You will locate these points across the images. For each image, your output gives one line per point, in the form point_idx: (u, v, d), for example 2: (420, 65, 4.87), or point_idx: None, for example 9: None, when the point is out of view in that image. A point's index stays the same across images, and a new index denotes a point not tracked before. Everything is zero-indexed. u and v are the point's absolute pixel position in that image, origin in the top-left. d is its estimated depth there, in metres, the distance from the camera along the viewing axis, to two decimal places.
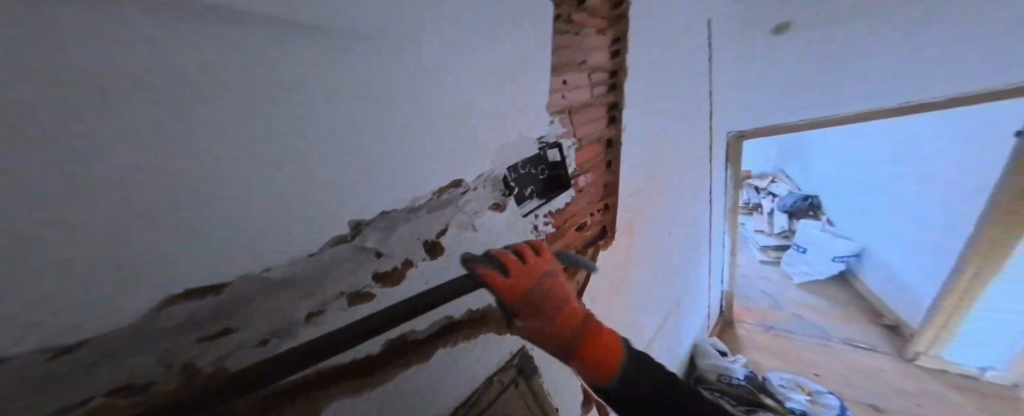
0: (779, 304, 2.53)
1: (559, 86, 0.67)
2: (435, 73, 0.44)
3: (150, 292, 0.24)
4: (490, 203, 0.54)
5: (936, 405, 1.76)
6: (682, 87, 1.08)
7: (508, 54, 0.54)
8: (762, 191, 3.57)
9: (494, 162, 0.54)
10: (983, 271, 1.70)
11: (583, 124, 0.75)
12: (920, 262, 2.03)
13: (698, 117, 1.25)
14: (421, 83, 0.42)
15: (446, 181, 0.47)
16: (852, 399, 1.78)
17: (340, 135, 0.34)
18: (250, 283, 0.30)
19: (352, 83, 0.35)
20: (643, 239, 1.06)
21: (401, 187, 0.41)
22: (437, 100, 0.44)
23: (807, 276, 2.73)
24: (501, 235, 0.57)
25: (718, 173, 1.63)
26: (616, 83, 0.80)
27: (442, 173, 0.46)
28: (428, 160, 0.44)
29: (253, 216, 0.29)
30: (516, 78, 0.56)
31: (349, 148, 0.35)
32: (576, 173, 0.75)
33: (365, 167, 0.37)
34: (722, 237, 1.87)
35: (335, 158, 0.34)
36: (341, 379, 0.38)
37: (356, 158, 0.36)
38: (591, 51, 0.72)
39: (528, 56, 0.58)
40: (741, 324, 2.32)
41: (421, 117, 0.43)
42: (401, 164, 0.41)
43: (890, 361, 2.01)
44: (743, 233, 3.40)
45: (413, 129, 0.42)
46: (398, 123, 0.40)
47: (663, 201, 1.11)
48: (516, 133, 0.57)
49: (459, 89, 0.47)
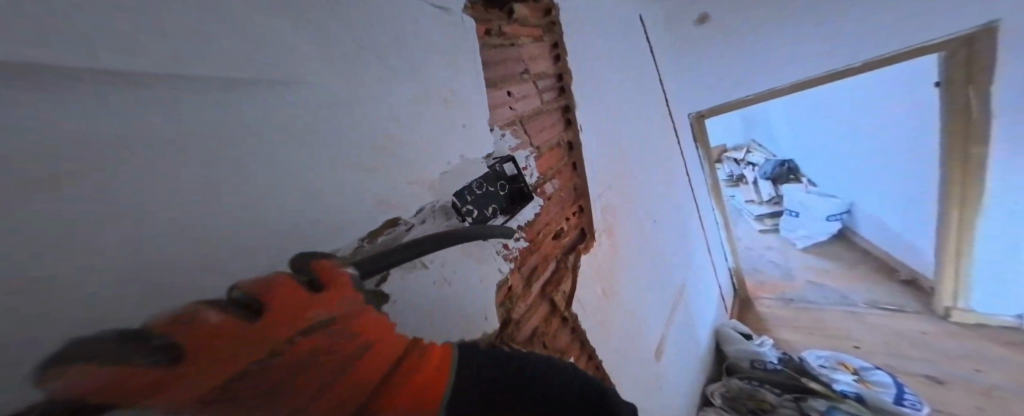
0: (791, 273, 2.43)
1: (505, 98, 0.67)
2: (379, 90, 0.44)
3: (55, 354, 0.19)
4: (442, 234, 0.51)
5: (993, 363, 1.60)
6: (628, 82, 1.09)
7: (448, 67, 0.55)
8: (742, 163, 3.52)
9: (439, 191, 0.52)
10: (965, 213, 1.69)
11: (537, 132, 0.74)
12: (908, 211, 2.05)
13: (653, 107, 1.25)
14: (367, 98, 0.43)
15: (381, 221, 0.43)
16: (900, 369, 1.65)
17: (262, 173, 0.31)
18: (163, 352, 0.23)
19: (297, 102, 0.35)
20: (627, 236, 1.02)
21: (338, 229, 0.38)
22: (384, 115, 0.45)
23: (808, 240, 2.68)
24: (462, 264, 0.54)
25: (692, 156, 1.63)
26: (565, 86, 0.79)
27: (382, 211, 0.43)
28: (368, 199, 0.42)
29: (184, 251, 0.26)
30: (463, 88, 0.57)
31: (273, 188, 0.32)
32: (541, 181, 0.75)
33: (294, 214, 0.34)
34: (711, 218, 1.84)
35: (255, 204, 0.31)
36: None
37: (283, 202, 0.33)
38: (530, 61, 0.72)
39: (472, 66, 0.59)
40: (760, 302, 2.23)
41: (369, 134, 0.42)
42: (339, 200, 0.38)
43: (919, 321, 1.89)
44: (735, 206, 3.38)
45: (344, 164, 0.39)
46: (327, 157, 0.37)
47: (637, 195, 1.08)
48: (458, 156, 0.55)
49: (406, 103, 0.48)
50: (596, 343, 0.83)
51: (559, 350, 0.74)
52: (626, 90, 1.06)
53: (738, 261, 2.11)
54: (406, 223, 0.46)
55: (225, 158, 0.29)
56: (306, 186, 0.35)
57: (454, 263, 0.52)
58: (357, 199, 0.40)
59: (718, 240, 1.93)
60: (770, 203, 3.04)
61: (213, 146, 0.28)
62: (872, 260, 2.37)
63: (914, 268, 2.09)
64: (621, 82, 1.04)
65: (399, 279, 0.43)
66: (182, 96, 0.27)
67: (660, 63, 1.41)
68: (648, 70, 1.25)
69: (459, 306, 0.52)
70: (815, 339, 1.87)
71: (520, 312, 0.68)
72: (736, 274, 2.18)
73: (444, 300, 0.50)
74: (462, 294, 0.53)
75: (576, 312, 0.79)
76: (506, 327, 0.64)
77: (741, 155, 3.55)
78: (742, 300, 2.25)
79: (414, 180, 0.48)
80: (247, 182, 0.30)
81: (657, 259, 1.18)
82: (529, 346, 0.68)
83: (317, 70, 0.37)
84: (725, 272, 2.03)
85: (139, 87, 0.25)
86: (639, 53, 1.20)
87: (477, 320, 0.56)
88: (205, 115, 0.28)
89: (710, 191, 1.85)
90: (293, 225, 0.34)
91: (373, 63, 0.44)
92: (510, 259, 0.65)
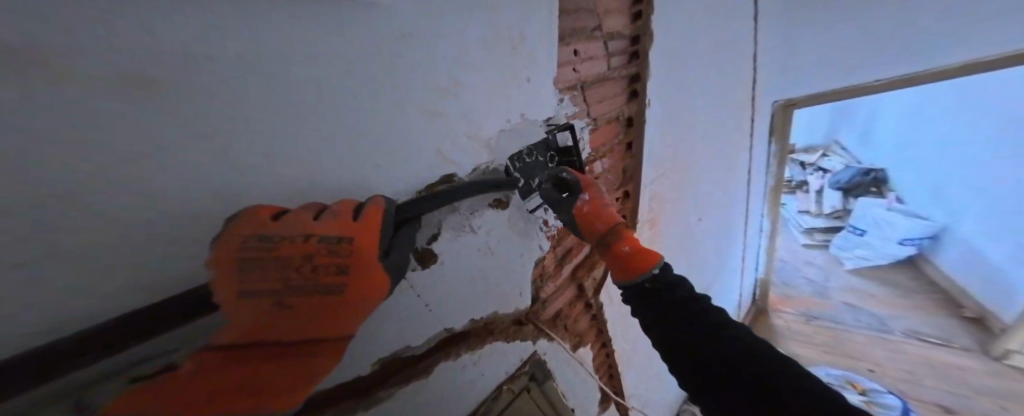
0: (826, 291, 2.31)
1: (570, 58, 0.60)
2: (414, 52, 0.42)
3: (77, 232, 0.24)
4: (486, 202, 0.54)
5: None
6: (717, 59, 0.93)
7: (497, 27, 0.49)
8: (809, 167, 3.18)
9: (490, 153, 0.54)
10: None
11: (597, 102, 0.67)
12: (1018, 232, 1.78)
13: (734, 93, 1.08)
14: (396, 60, 0.40)
15: (438, 176, 0.49)
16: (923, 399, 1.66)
17: (287, 105, 0.33)
18: (174, 247, 0.29)
19: (314, 61, 0.34)
20: (669, 227, 0.97)
21: (365, 172, 0.41)
22: (416, 83, 0.43)
23: (863, 262, 2.44)
24: (497, 234, 0.56)
25: (758, 154, 1.47)
26: (638, 51, 0.69)
27: (412, 165, 0.46)
28: (403, 150, 0.44)
29: (201, 161, 0.29)
30: (514, 53, 0.52)
31: (289, 127, 0.34)
32: (591, 159, 0.69)
33: (330, 152, 0.37)
34: (756, 224, 1.71)
35: (277, 132, 0.33)
36: (342, 389, 0.41)
37: (309, 139, 0.35)
38: (605, 15, 0.62)
39: (528, 27, 0.52)
40: (777, 313, 2.17)
41: (400, 104, 0.42)
42: (370, 144, 0.41)
43: (962, 358, 1.83)
44: (783, 215, 3.01)
45: (381, 110, 0.41)
46: (361, 101, 0.39)
47: (689, 189, 1.00)
48: (520, 113, 0.57)
49: (444, 69, 0.45)
50: (614, 334, 0.82)
51: (577, 334, 0.74)
52: (714, 63, 0.92)
53: (768, 274, 2.01)
54: (458, 181, 0.51)
55: (223, 118, 0.29)
56: (311, 151, 0.36)
57: (490, 233, 0.55)
58: (395, 165, 0.44)
59: (755, 248, 1.83)
60: (827, 216, 2.75)
61: (209, 105, 0.28)
62: (930, 289, 2.21)
63: (987, 307, 1.94)
64: (712, 53, 0.90)
65: (449, 240, 0.50)
66: (179, 44, 0.26)
67: (762, 37, 1.15)
68: (744, 49, 1.06)
69: (494, 278, 0.57)
70: (827, 357, 1.85)
71: (548, 292, 0.67)
72: (760, 287, 2.08)
73: (474, 266, 0.54)
74: (494, 264, 0.56)
75: (602, 300, 0.77)
76: (532, 306, 0.64)
77: (808, 157, 3.21)
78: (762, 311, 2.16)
79: (439, 152, 0.48)
80: (249, 144, 0.31)
81: (694, 254, 1.14)
82: (551, 327, 0.68)
83: (338, 23, 0.35)
84: (752, 281, 1.97)
85: (126, 33, 0.24)
86: (739, 26, 1.00)
87: (511, 295, 0.60)
88: (213, 71, 0.28)
89: (765, 195, 1.70)
90: (295, 183, 0.36)
91: (411, 19, 0.40)
92: (548, 237, 0.65)
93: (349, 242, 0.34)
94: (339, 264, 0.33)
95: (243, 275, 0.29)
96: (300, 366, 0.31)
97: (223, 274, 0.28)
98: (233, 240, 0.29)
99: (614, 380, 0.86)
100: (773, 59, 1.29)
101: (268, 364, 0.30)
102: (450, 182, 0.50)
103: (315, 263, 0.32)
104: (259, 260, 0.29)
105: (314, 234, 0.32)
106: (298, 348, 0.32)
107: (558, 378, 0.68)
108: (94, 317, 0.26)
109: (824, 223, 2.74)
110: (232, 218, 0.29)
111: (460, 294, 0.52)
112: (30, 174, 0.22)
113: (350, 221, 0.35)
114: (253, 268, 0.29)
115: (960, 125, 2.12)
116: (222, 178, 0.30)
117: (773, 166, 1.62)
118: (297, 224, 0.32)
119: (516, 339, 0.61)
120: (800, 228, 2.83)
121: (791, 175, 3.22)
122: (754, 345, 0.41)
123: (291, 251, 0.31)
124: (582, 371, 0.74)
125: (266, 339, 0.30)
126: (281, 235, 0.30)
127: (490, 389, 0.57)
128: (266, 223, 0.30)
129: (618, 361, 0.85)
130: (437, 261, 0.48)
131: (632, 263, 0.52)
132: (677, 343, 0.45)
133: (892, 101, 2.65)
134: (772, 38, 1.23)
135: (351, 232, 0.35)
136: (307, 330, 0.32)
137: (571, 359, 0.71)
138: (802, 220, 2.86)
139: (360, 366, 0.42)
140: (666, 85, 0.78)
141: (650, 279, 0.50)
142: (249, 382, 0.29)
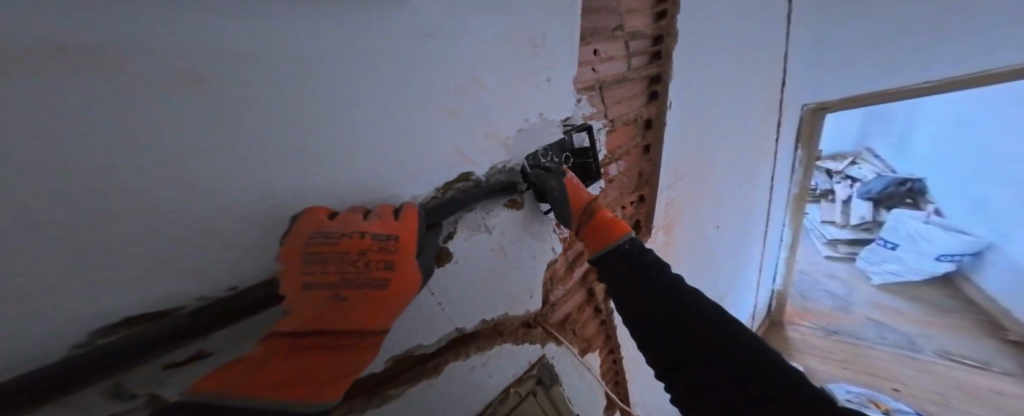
0: (848, 306, 2.22)
1: (590, 58, 0.59)
2: (426, 53, 0.41)
3: (83, 230, 0.24)
4: (501, 203, 0.54)
5: None
6: (744, 61, 0.89)
7: (515, 25, 0.48)
8: (836, 176, 3.09)
9: (506, 153, 0.54)
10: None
11: (615, 103, 0.66)
12: None
13: (761, 97, 1.04)
14: (406, 58, 0.39)
15: (454, 175, 0.49)
16: None
17: (301, 102, 0.33)
18: (190, 248, 0.29)
19: (323, 57, 0.33)
20: (684, 234, 0.95)
21: (381, 169, 0.41)
22: (428, 81, 0.42)
23: (892, 277, 2.32)
24: (510, 235, 0.56)
25: (783, 161, 1.42)
26: (661, 51, 0.67)
27: (427, 163, 0.45)
28: (417, 147, 0.44)
29: (211, 159, 0.28)
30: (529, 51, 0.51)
31: (303, 123, 0.33)
32: (607, 161, 0.68)
33: (344, 149, 0.37)
34: (776, 234, 1.66)
35: (292, 128, 0.33)
36: (353, 386, 0.42)
37: (322, 135, 0.35)
38: (627, 14, 0.60)
39: (547, 25, 0.51)
40: (794, 326, 2.10)
41: (414, 101, 0.42)
42: (384, 142, 0.40)
43: (1000, 382, 1.71)
44: (805, 225, 2.94)
45: (396, 107, 0.40)
46: (377, 97, 0.38)
47: (708, 195, 0.97)
48: (538, 113, 0.56)
49: (462, 66, 0.45)
50: (622, 341, 0.81)
51: (586, 339, 0.73)
52: (741, 64, 0.88)
53: (787, 286, 1.94)
54: (475, 180, 0.51)
55: (238, 116, 0.29)
56: (326, 147, 0.36)
57: (504, 233, 0.55)
58: (410, 163, 0.44)
59: (773, 259, 1.77)
60: (854, 228, 2.65)
61: (225, 103, 0.28)
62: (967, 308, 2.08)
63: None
64: (739, 54, 0.86)
65: (462, 240, 0.50)
66: (191, 39, 0.25)
67: (794, 40, 1.10)
68: (773, 52, 1.02)
69: (506, 278, 0.57)
70: (848, 374, 1.77)
71: (558, 295, 0.66)
72: (777, 298, 2.02)
73: (487, 266, 0.54)
74: (507, 265, 0.56)
75: (611, 306, 0.76)
76: (542, 308, 0.64)
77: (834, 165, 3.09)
78: (777, 323, 2.10)
79: (455, 151, 0.48)
80: (263, 143, 0.31)
81: (709, 262, 1.11)
82: (559, 330, 0.67)
83: (351, 18, 0.34)
84: (769, 293, 1.91)
85: (141, 27, 0.23)
86: (770, 27, 0.95)
87: (521, 298, 0.60)
88: (216, 63, 0.27)
89: (788, 204, 1.63)
90: (313, 180, 0.36)
91: (429, 14, 0.40)
92: (561, 240, 0.64)
93: (394, 240, 0.37)
94: (385, 260, 0.36)
95: (309, 267, 0.33)
96: (349, 353, 0.35)
97: (292, 266, 0.33)
98: (298, 239, 0.33)
99: (621, 386, 0.85)
100: (803, 61, 1.23)
101: (324, 350, 0.34)
102: (467, 180, 0.50)
103: (365, 258, 0.35)
104: (321, 253, 0.33)
105: (363, 231, 0.35)
106: (347, 337, 0.35)
107: (566, 384, 0.68)
108: (103, 315, 0.26)
109: (851, 234, 2.64)
110: (296, 217, 0.34)
111: (471, 294, 0.52)
112: (19, 170, 0.21)
113: (393, 220, 0.38)
114: (316, 260, 0.33)
115: (1003, 132, 1.98)
116: (236, 177, 0.30)
117: (799, 173, 1.56)
118: (347, 223, 0.35)
119: (524, 341, 0.61)
120: (826, 239, 2.73)
121: (816, 184, 3.12)
122: (728, 334, 0.42)
123: (346, 246, 0.34)
124: (589, 377, 0.73)
125: (323, 327, 0.34)
126: (339, 232, 0.34)
127: (497, 392, 0.57)
128: (323, 221, 0.34)
129: (625, 368, 0.84)
130: (452, 259, 0.49)
131: (610, 231, 0.53)
132: (652, 326, 0.48)
133: (932, 107, 2.50)
134: (804, 39, 1.17)
135: (394, 230, 0.37)
136: (354, 321, 0.35)
137: (580, 365, 0.71)
138: (827, 231, 2.77)
139: (372, 364, 0.43)
140: (689, 86, 0.76)
141: (628, 242, 0.52)
142: (310, 364, 0.33)
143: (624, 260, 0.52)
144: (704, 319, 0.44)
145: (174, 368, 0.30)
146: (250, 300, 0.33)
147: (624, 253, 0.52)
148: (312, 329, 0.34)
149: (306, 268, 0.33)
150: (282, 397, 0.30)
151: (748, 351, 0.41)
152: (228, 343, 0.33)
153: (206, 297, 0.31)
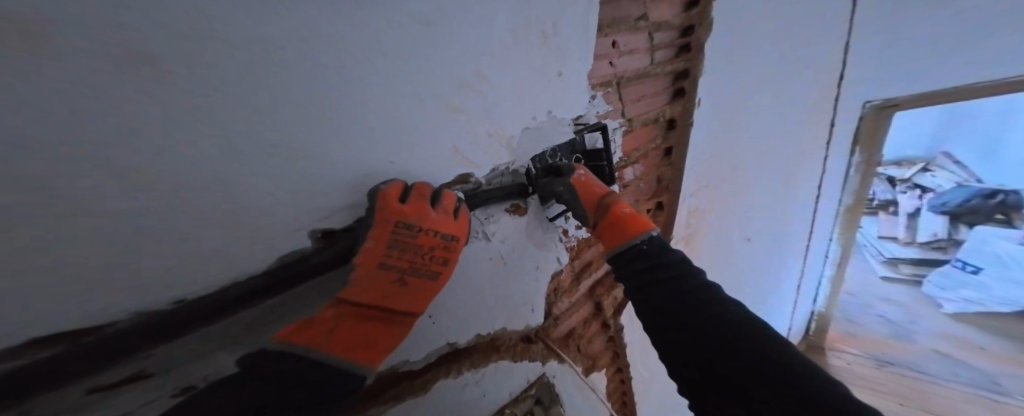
0: (909, 334, 1.97)
1: (607, 51, 0.53)
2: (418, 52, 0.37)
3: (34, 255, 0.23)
4: (503, 210, 0.51)
5: None
6: (791, 56, 0.78)
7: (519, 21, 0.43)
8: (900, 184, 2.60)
9: (509, 156, 0.50)
10: None
11: (634, 100, 0.59)
12: None
13: (808, 97, 0.91)
14: (400, 56, 0.36)
15: (452, 177, 0.46)
16: None
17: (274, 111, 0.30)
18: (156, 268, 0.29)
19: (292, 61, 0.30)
20: (709, 248, 0.86)
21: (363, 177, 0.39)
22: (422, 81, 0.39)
23: (968, 306, 2.02)
24: (513, 243, 0.52)
25: (834, 169, 1.26)
26: (689, 44, 0.60)
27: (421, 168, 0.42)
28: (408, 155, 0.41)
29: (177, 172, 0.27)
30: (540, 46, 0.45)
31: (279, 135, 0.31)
32: (622, 164, 0.62)
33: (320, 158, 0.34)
34: (819, 250, 1.49)
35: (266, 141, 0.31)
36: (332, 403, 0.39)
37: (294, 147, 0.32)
38: (653, 3, 0.53)
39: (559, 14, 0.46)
40: (838, 352, 1.90)
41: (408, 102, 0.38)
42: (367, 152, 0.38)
43: None
44: (858, 240, 2.57)
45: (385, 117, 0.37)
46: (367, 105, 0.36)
47: (736, 207, 0.88)
48: (546, 112, 0.51)
49: (462, 62, 0.41)
50: (632, 360, 0.75)
51: (591, 357, 0.69)
52: (789, 61, 0.78)
53: (828, 307, 1.76)
54: (475, 181, 0.48)
55: (202, 116, 0.27)
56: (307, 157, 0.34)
57: (505, 241, 0.51)
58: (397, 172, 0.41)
59: (814, 277, 1.60)
60: (921, 246, 2.32)
61: (189, 103, 0.26)
62: None
63: None
64: (787, 47, 0.76)
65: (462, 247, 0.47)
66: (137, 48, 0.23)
67: (858, 33, 0.96)
68: (829, 47, 0.88)
69: (506, 289, 0.53)
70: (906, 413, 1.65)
71: (562, 308, 0.62)
72: (815, 320, 1.83)
73: (487, 278, 0.51)
74: (510, 274, 0.53)
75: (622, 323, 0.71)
76: (543, 323, 0.60)
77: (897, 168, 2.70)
78: (817, 347, 1.92)
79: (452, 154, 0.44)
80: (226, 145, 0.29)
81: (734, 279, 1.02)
82: (563, 346, 0.64)
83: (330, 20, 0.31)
84: (805, 314, 1.74)
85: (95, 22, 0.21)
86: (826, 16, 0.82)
87: (522, 310, 0.56)
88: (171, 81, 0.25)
89: (837, 217, 1.45)
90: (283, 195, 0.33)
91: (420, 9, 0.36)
92: (567, 249, 0.60)
93: (456, 240, 0.41)
94: (445, 258, 0.40)
95: (390, 251, 0.37)
96: (393, 329, 0.39)
97: (376, 247, 0.36)
98: (384, 224, 0.36)
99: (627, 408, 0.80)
100: (871, 54, 1.05)
101: (374, 323, 0.38)
102: (466, 181, 0.47)
103: (431, 253, 0.39)
104: (403, 243, 0.37)
105: (433, 229, 0.39)
106: (395, 315, 0.39)
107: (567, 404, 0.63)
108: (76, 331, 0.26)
109: (916, 254, 2.31)
110: (380, 189, 0.38)
111: (470, 303, 0.49)
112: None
113: (455, 219, 0.41)
114: (398, 247, 0.37)
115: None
116: (198, 177, 0.28)
117: (853, 184, 1.37)
118: (422, 217, 0.38)
119: (524, 358, 0.57)
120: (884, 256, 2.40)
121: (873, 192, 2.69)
122: (737, 335, 0.37)
123: (420, 240, 0.38)
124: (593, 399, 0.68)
125: (381, 304, 0.37)
126: (418, 226, 0.38)
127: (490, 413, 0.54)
128: (401, 209, 0.37)
129: (636, 389, 0.78)
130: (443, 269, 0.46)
131: (627, 226, 0.50)
132: (665, 340, 0.42)
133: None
134: (871, 30, 1.00)
135: (455, 230, 0.41)
136: (408, 303, 0.39)
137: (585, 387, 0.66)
138: (885, 247, 2.44)
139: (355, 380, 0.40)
140: (725, 84, 0.67)
141: (646, 241, 0.49)
142: (361, 334, 0.36)
143: (641, 261, 0.48)
144: (714, 321, 0.39)
145: (102, 392, 0.29)
146: (188, 318, 0.31)
147: (642, 254, 0.48)
148: (374, 303, 0.37)
149: (386, 251, 0.36)
150: (346, 359, 0.35)
151: (749, 360, 0.35)
152: (173, 363, 0.33)
153: (151, 308, 0.30)
